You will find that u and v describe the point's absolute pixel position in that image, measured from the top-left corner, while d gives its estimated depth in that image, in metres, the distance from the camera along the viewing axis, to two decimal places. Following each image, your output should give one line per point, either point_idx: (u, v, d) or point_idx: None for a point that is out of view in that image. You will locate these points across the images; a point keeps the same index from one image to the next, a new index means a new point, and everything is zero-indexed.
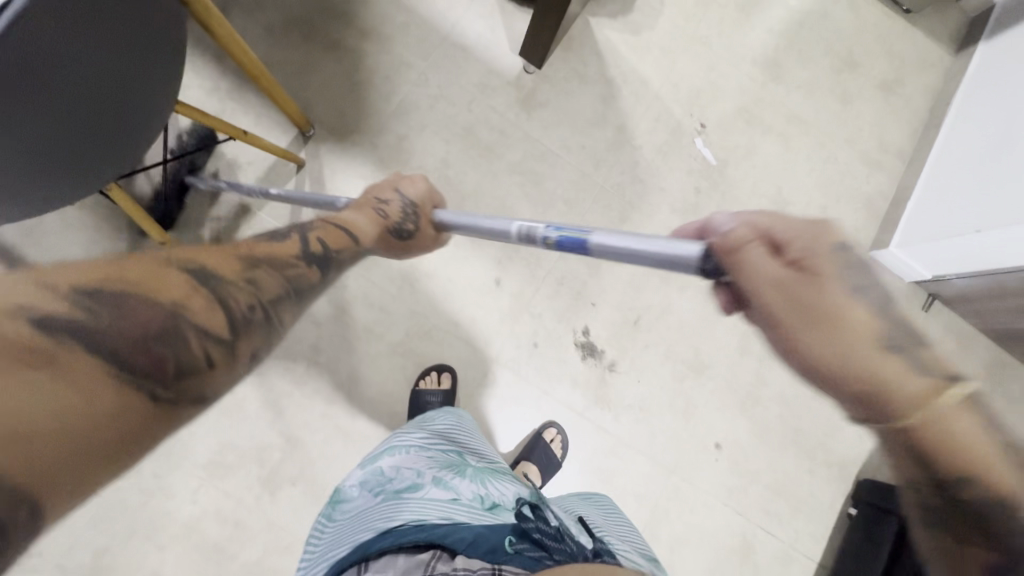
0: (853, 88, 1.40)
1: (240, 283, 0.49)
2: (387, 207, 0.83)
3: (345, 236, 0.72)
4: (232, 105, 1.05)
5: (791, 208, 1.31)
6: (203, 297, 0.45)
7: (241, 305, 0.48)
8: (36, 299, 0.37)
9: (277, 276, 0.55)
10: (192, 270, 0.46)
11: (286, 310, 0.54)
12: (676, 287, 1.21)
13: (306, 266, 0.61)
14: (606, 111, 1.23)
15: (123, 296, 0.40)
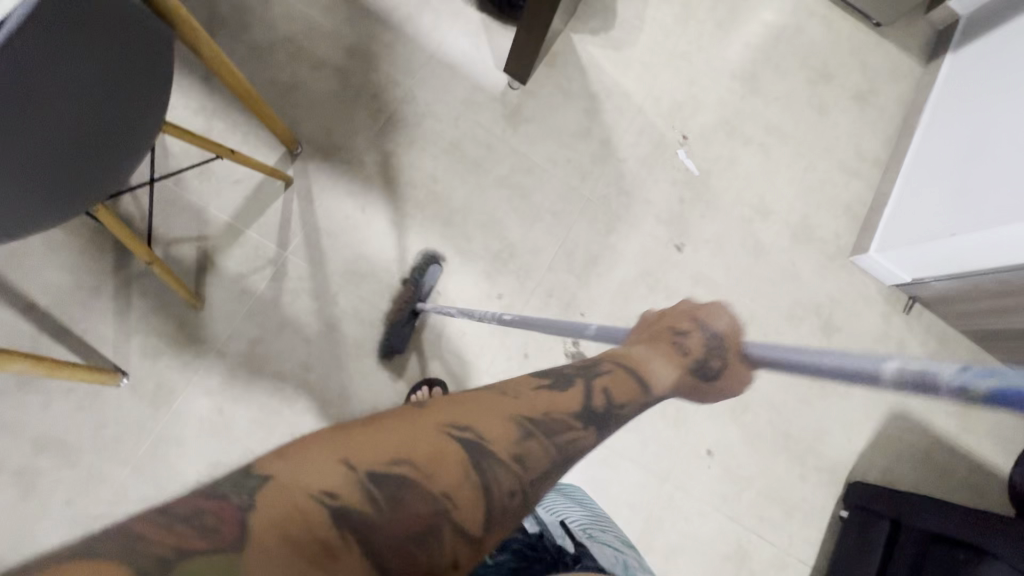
0: (829, 99, 1.45)
1: (518, 446, 0.50)
2: (685, 344, 0.82)
3: (631, 380, 0.68)
4: (220, 125, 1.06)
5: (774, 216, 1.34)
6: (471, 483, 0.45)
7: (502, 490, 0.46)
8: (329, 483, 0.39)
9: (547, 445, 0.52)
10: (464, 437, 0.48)
11: (548, 486, 0.51)
12: (664, 296, 1.23)
13: (586, 427, 0.58)
14: (590, 125, 1.26)
15: (408, 485, 0.42)
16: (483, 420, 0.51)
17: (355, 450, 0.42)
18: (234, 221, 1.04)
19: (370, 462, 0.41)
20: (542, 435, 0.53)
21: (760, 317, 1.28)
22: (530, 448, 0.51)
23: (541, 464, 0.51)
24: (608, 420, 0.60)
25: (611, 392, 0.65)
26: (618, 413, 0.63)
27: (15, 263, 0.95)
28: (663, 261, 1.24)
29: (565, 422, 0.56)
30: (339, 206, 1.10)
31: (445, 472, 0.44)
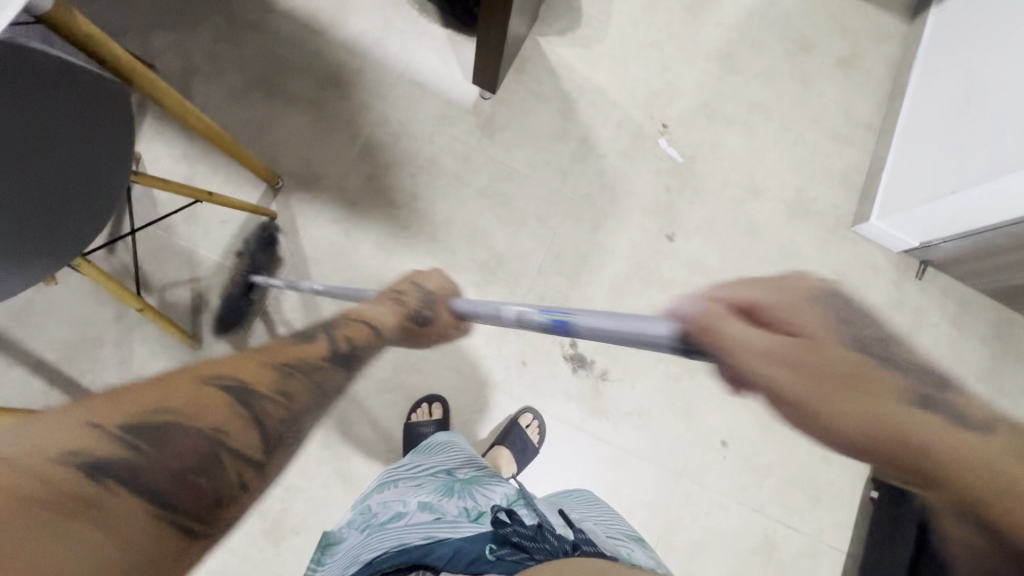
0: (812, 68, 1.41)
1: (274, 394, 0.53)
2: (404, 296, 0.81)
3: (367, 330, 0.69)
4: (202, 169, 1.09)
5: (767, 194, 1.30)
6: (238, 419, 0.49)
7: (273, 419, 0.51)
8: (91, 443, 0.41)
9: (310, 383, 0.57)
10: (225, 384, 0.50)
11: (311, 423, 0.56)
12: (660, 287, 1.20)
13: (334, 368, 0.61)
14: (566, 125, 1.25)
15: (177, 430, 0.45)
16: (245, 367, 0.53)
17: (106, 411, 0.43)
18: (224, 261, 1.07)
19: (122, 416, 0.43)
20: (307, 373, 0.57)
21: None
22: (295, 386, 0.55)
23: (304, 398, 0.55)
24: (478, 356, 0.70)
25: (353, 340, 0.66)
26: (359, 355, 0.66)
27: (21, 323, 0.99)
28: (655, 252, 1.22)
29: (314, 367, 0.59)
30: (324, 234, 1.11)
31: (210, 413, 0.47)
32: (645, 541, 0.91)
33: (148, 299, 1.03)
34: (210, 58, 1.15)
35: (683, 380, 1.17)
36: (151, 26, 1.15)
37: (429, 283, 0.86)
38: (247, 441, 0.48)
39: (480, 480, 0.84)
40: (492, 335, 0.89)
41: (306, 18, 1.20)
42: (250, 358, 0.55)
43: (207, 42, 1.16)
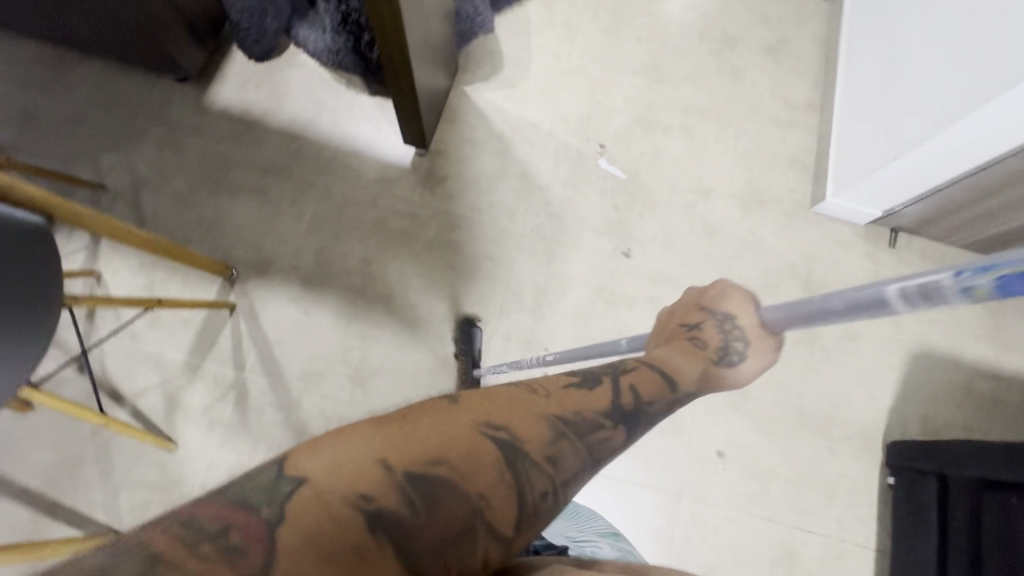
0: (740, 61, 1.42)
1: (550, 449, 0.48)
2: (699, 335, 0.68)
3: (653, 377, 0.61)
4: (159, 274, 1.13)
5: (718, 192, 1.29)
6: (359, 526, 0.38)
7: (447, 529, 0.41)
8: (316, 503, 0.38)
9: (578, 449, 0.50)
10: (411, 470, 0.41)
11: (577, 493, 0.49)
12: (625, 305, 1.19)
13: (612, 427, 0.53)
14: (504, 165, 1.27)
15: (446, 487, 0.42)
16: (517, 420, 0.49)
17: (397, 450, 0.42)
18: (190, 357, 1.09)
19: (405, 463, 0.42)
20: (572, 436, 0.50)
21: None
22: (562, 448, 0.49)
23: (566, 475, 0.48)
24: (639, 419, 0.55)
25: (638, 386, 0.58)
26: (644, 411, 0.56)
27: (2, 453, 1.02)
28: (614, 271, 1.21)
29: (590, 423, 0.52)
30: (284, 316, 1.13)
31: (499, 508, 0.43)
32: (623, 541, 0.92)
33: (120, 409, 1.05)
34: (155, 168, 1.21)
35: None
36: (98, 149, 1.21)
37: (719, 306, 0.70)
38: (518, 532, 0.44)
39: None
40: (645, 382, 0.59)
41: (242, 113, 1.26)
42: (525, 391, 0.53)
43: (150, 154, 1.21)
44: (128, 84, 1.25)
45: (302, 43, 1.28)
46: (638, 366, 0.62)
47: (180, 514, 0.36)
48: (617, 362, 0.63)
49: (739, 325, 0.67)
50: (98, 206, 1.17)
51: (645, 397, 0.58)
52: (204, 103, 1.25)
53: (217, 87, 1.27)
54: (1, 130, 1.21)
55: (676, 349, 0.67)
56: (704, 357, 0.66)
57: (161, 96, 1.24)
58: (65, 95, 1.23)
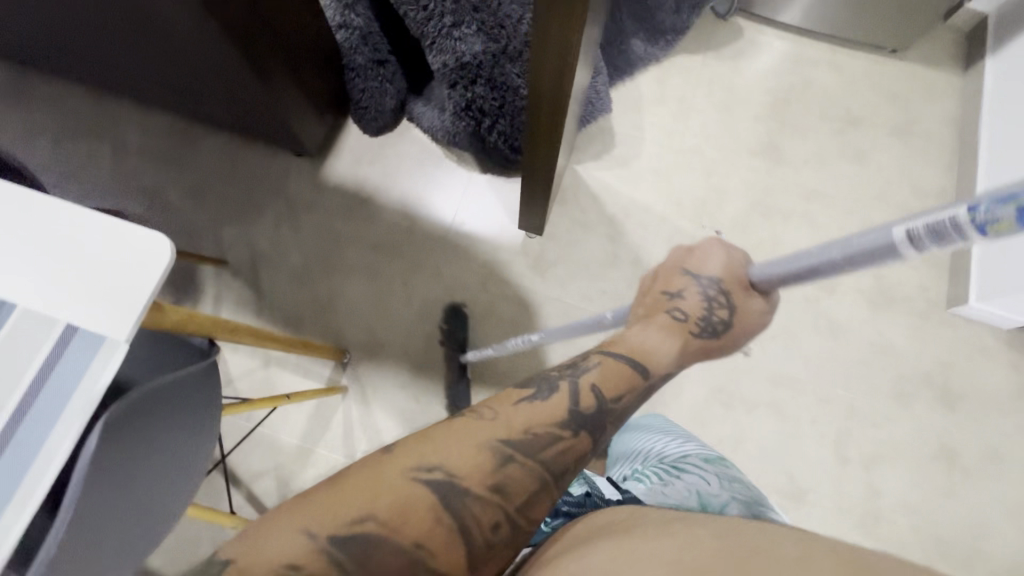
0: (865, 143, 1.33)
1: (487, 496, 0.47)
2: (682, 304, 0.69)
3: (592, 391, 0.57)
4: (276, 354, 1.14)
5: (843, 287, 1.21)
6: (413, 532, 0.44)
7: (483, 529, 0.46)
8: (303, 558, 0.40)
9: (528, 471, 0.49)
10: (432, 481, 0.45)
11: (541, 509, 0.50)
12: (744, 408, 1.13)
13: (574, 434, 0.54)
14: (616, 250, 1.23)
15: (381, 543, 0.42)
16: (456, 454, 0.47)
17: (319, 519, 0.42)
18: (303, 442, 1.10)
19: (333, 529, 0.42)
20: (524, 459, 0.50)
21: (860, 405, 1.13)
22: (511, 473, 0.48)
23: (520, 500, 0.48)
24: (601, 424, 0.56)
25: (598, 389, 0.58)
26: (611, 409, 0.57)
27: None
28: (732, 370, 1.15)
29: (545, 441, 0.51)
30: (395, 402, 1.13)
31: (445, 552, 0.44)
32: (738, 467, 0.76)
33: (238, 492, 1.06)
34: (273, 244, 1.23)
35: (788, 511, 1.07)
36: (219, 223, 1.24)
37: (710, 264, 0.70)
38: (484, 564, 0.47)
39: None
40: (614, 379, 0.60)
41: (356, 189, 1.27)
42: (475, 417, 0.52)
43: (269, 229, 1.24)
44: (248, 157, 1.28)
45: (417, 119, 1.27)
46: (600, 360, 0.62)
47: (245, 529, 0.43)
48: (580, 358, 0.63)
49: (721, 291, 0.68)
50: (218, 281, 1.19)
51: (609, 395, 0.58)
52: (320, 177, 1.27)
53: (332, 162, 1.28)
54: (131, 201, 1.25)
55: (663, 330, 0.68)
56: (686, 328, 0.68)
57: (280, 171, 1.27)
58: (190, 167, 1.27)
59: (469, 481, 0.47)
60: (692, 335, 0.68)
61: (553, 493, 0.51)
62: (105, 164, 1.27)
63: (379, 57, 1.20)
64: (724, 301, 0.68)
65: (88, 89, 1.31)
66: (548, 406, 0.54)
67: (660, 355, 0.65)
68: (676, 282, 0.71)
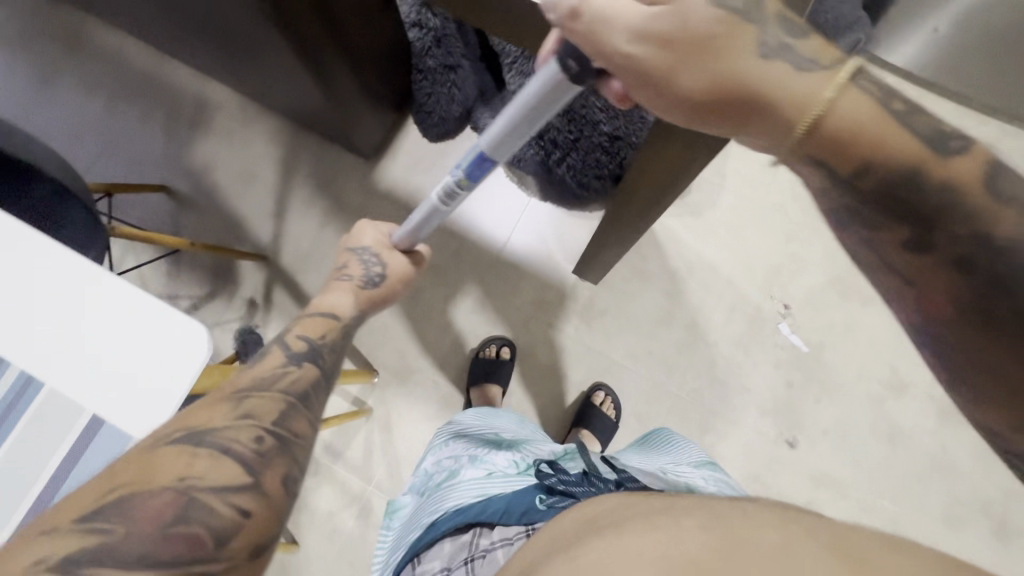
0: None
1: (236, 422, 0.47)
2: (348, 270, 0.73)
3: (322, 322, 0.64)
4: None
5: (912, 390, 1.11)
6: (174, 483, 0.42)
7: (245, 443, 0.46)
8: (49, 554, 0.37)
9: (271, 396, 0.51)
10: (178, 437, 0.44)
11: (302, 420, 0.51)
12: None
13: (298, 365, 0.56)
14: (672, 308, 1.14)
15: (139, 497, 0.40)
16: (195, 415, 0.47)
17: (57, 515, 0.39)
18: (322, 458, 1.09)
19: (71, 516, 0.39)
20: (264, 390, 0.51)
21: (904, 522, 1.05)
22: (254, 402, 0.50)
23: (273, 417, 0.49)
24: (317, 351, 0.59)
25: (306, 341, 0.60)
26: (324, 346, 0.60)
27: None
28: (773, 461, 1.08)
29: (274, 373, 0.54)
30: (417, 432, 1.10)
31: (213, 475, 0.43)
32: (717, 468, 0.82)
33: None
34: (315, 246, 1.18)
35: None
36: (265, 214, 1.20)
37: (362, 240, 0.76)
38: (267, 472, 0.46)
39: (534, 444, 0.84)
40: (313, 326, 0.63)
41: (407, 199, 1.20)
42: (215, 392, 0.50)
43: (313, 229, 1.19)
44: (301, 147, 1.22)
45: (483, 131, 1.16)
46: (303, 316, 0.65)
47: None
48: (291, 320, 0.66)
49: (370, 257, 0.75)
50: (258, 277, 1.17)
51: (316, 336, 0.61)
52: (372, 180, 1.21)
53: (386, 165, 1.21)
54: (180, 178, 1.22)
55: (342, 288, 0.71)
56: (358, 287, 0.71)
57: (333, 168, 1.21)
58: (243, 151, 1.23)
59: (216, 420, 0.47)
60: (360, 290, 0.71)
61: (310, 413, 0.53)
62: (159, 135, 1.23)
63: (450, 61, 1.06)
64: (378, 261, 0.75)
65: (148, 50, 1.26)
66: (307, 328, 0.62)
67: (343, 299, 0.69)
68: (343, 258, 0.75)
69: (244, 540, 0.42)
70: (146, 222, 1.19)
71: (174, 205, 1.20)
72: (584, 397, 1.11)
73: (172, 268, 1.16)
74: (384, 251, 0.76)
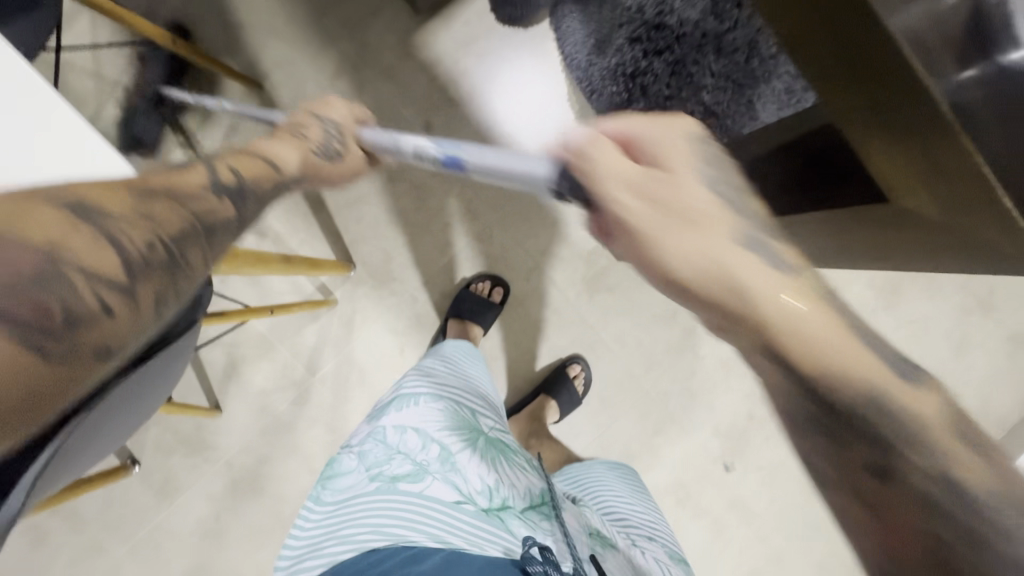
0: (980, 334, 1.16)
1: (136, 202, 0.35)
2: (306, 130, 0.60)
3: (254, 160, 0.48)
4: (278, 229, 0.98)
5: None
6: (89, 232, 0.31)
7: (138, 243, 0.33)
8: None
9: (183, 211, 0.38)
10: (83, 205, 0.32)
11: (197, 250, 0.37)
12: (689, 511, 1.12)
13: (216, 198, 0.41)
14: (677, 309, 1.08)
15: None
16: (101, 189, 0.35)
17: None
18: (270, 333, 1.00)
19: None
20: (176, 202, 0.38)
21: (787, 562, 1.13)
22: (159, 212, 0.36)
23: (177, 232, 0.36)
24: (246, 198, 0.43)
25: (246, 173, 0.46)
26: (256, 193, 0.45)
27: None
28: (704, 478, 1.12)
29: (192, 194, 0.40)
30: (376, 340, 1.02)
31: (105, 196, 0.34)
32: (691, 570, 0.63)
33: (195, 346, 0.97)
34: (321, 96, 0.97)
35: None
36: (271, 30, 0.96)
37: (328, 113, 0.65)
38: (145, 285, 0.33)
39: (515, 456, 0.60)
40: (251, 164, 0.47)
41: (446, 82, 0.99)
42: (143, 201, 0.36)
43: (325, 73, 0.97)
44: None
45: (560, 36, 0.96)
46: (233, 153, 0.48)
47: None
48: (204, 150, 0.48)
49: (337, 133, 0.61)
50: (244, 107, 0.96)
51: (253, 177, 0.46)
52: (412, 42, 0.98)
53: (436, 28, 0.98)
54: None
55: (280, 143, 0.55)
56: (307, 148, 0.57)
57: (371, 7, 0.97)
58: None
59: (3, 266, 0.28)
60: (312, 152, 0.57)
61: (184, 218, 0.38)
62: None
63: None
64: (341, 137, 0.61)
65: None
66: (250, 166, 0.47)
67: (272, 149, 0.53)
68: (303, 117, 0.62)
69: (97, 337, 0.31)
70: None
71: None
72: (558, 365, 1.06)
73: (140, 56, 0.93)
74: (348, 129, 0.64)
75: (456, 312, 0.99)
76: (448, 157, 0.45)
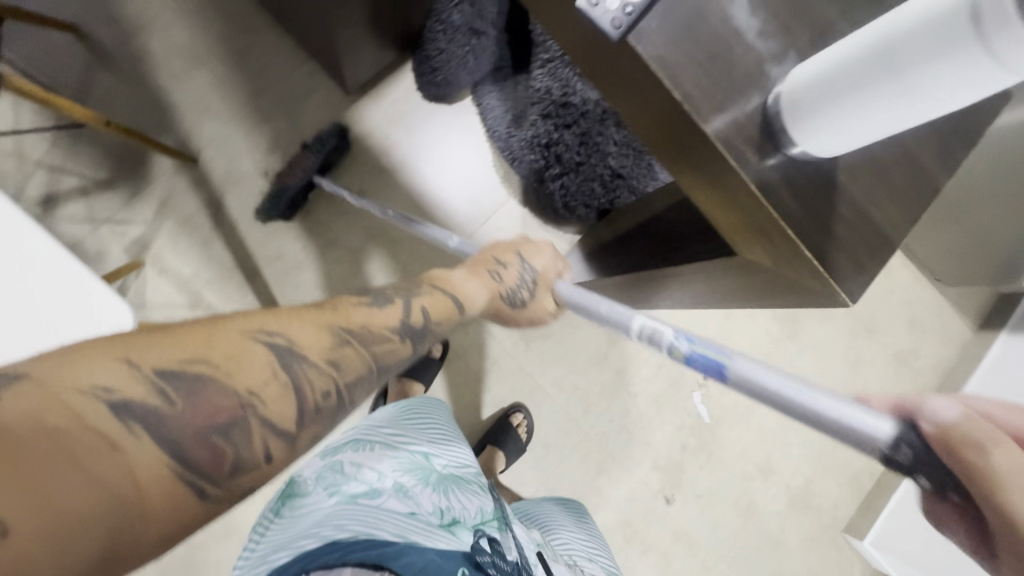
0: (866, 354, 1.32)
1: (321, 361, 0.37)
2: (503, 271, 0.67)
3: (451, 304, 0.54)
4: (210, 300, 0.98)
5: (777, 478, 1.23)
6: (279, 382, 0.35)
7: (316, 393, 0.37)
8: (121, 386, 0.29)
9: (364, 354, 0.40)
10: (276, 341, 0.35)
11: (364, 392, 0.41)
12: (637, 548, 1.16)
13: (400, 340, 0.45)
14: (608, 351, 1.16)
15: (209, 382, 0.32)
16: (301, 328, 0.37)
17: (150, 350, 0.31)
18: None
19: (162, 357, 0.31)
20: (362, 346, 0.40)
21: None
22: (344, 356, 0.39)
23: (355, 375, 0.39)
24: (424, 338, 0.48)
25: (431, 315, 0.50)
26: (434, 332, 0.50)
27: None
28: (648, 513, 1.16)
29: (380, 335, 0.43)
30: None
31: (308, 339, 0.37)
32: None
33: None
34: (254, 170, 1.00)
35: None
36: (202, 109, 1.00)
37: (534, 258, 0.71)
38: (306, 432, 0.36)
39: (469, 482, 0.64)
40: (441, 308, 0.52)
41: (378, 153, 1.06)
42: (333, 345, 0.38)
43: (258, 148, 1.01)
44: (271, 45, 1.02)
45: (482, 111, 1.07)
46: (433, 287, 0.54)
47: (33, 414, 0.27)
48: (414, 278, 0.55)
49: (533, 283, 0.69)
50: (175, 182, 0.98)
51: (433, 321, 0.50)
52: (344, 117, 1.05)
53: (367, 106, 1.06)
54: (101, 24, 0.97)
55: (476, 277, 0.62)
56: (495, 290, 0.64)
57: (303, 87, 1.03)
58: (194, 23, 1.00)
59: (197, 424, 0.31)
60: (498, 299, 0.65)
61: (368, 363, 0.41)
62: None
63: (477, 25, 0.97)
64: (531, 287, 0.68)
65: None
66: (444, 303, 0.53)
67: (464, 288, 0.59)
68: (506, 256, 0.69)
69: (250, 485, 0.34)
70: (42, 66, 0.94)
71: (86, 58, 0.96)
72: (502, 415, 1.09)
73: (66, 136, 0.94)
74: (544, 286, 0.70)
75: (397, 371, 1.01)
76: (717, 367, 0.42)
